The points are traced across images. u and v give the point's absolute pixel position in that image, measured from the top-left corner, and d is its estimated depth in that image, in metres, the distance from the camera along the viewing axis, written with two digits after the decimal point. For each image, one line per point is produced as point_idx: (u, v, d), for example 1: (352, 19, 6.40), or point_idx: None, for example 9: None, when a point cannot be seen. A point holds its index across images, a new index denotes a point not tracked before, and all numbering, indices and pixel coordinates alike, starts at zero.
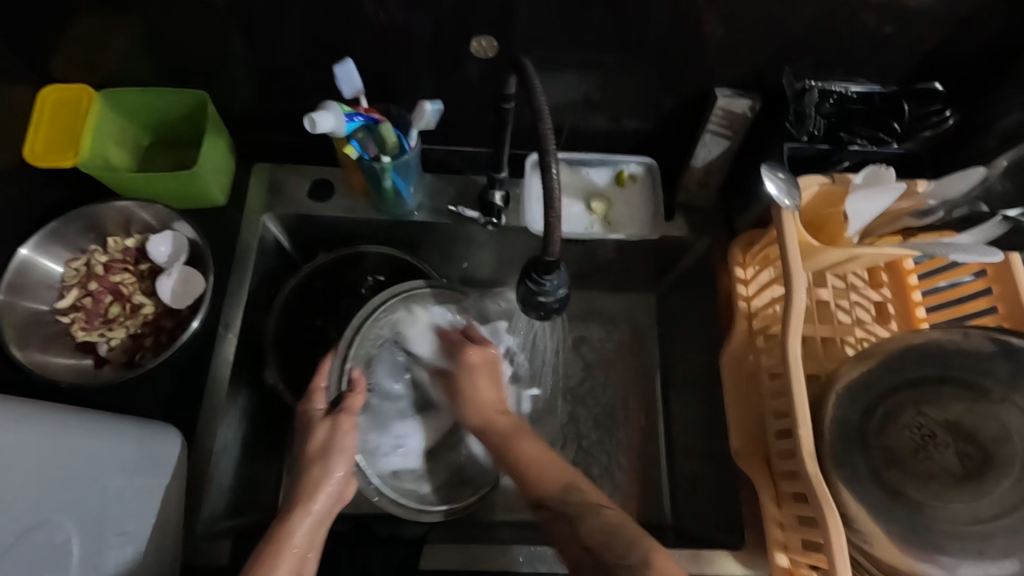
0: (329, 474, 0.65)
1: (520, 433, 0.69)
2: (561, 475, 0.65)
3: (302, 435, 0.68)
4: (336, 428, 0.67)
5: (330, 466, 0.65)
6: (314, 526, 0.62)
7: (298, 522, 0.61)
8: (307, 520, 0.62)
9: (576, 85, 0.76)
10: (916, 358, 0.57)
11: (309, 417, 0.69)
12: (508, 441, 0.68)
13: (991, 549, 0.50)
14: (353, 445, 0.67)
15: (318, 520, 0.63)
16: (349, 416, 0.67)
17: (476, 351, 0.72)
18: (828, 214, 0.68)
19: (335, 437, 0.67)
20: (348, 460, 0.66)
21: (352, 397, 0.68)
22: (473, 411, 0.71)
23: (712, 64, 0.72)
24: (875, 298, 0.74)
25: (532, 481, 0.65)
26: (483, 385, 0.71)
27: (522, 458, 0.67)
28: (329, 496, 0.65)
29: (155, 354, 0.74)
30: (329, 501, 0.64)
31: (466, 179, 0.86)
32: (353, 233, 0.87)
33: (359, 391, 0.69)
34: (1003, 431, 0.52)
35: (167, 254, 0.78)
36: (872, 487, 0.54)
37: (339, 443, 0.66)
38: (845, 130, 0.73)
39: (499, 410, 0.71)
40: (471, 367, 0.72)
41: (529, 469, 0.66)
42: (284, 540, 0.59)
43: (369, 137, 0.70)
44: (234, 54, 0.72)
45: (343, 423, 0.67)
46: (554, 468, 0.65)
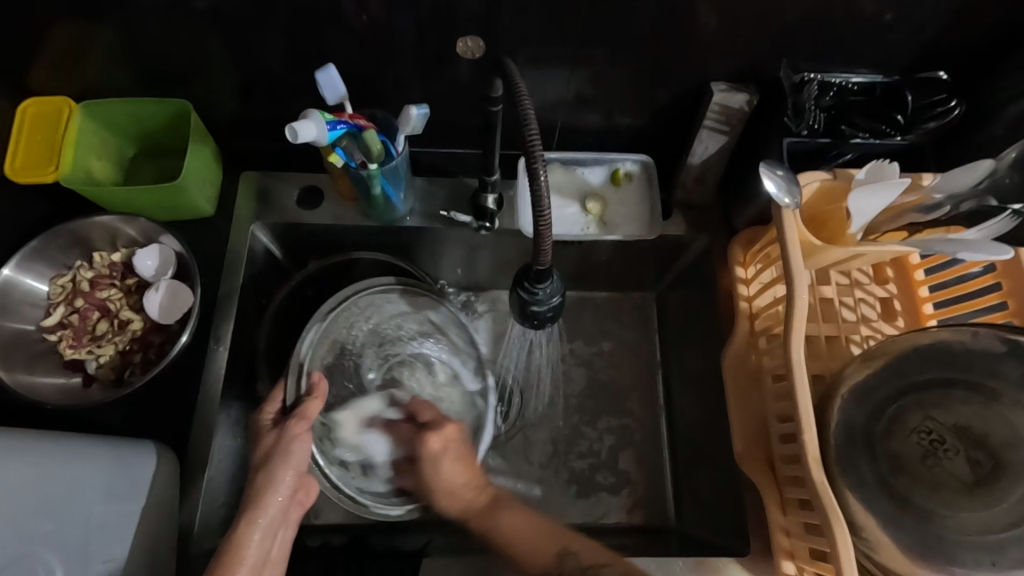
0: (273, 482, 0.66)
1: (502, 507, 0.72)
2: (553, 546, 0.67)
3: (253, 443, 0.70)
4: (284, 436, 0.68)
5: (274, 474, 0.66)
6: (264, 536, 0.64)
7: (245, 536, 0.63)
8: (255, 531, 0.64)
9: (568, 81, 0.74)
10: (924, 359, 0.55)
11: (259, 426, 0.70)
12: (489, 521, 0.71)
13: (1003, 560, 0.48)
14: (302, 453, 0.67)
15: (263, 530, 0.64)
16: (300, 423, 0.68)
17: (434, 437, 0.72)
18: (830, 210, 0.66)
19: (281, 444, 0.67)
20: (294, 470, 0.67)
21: (307, 403, 0.69)
22: (444, 492, 0.73)
23: (705, 58, 0.69)
24: (881, 294, 0.72)
25: (522, 556, 0.67)
26: (450, 466, 0.72)
27: (503, 534, 0.69)
28: (282, 501, 0.67)
29: (143, 370, 0.73)
30: (280, 508, 0.66)
31: (457, 182, 0.85)
32: (343, 240, 0.85)
33: (316, 397, 0.70)
34: (1014, 435, 0.50)
35: (154, 268, 0.76)
36: (879, 494, 0.53)
37: (285, 449, 0.67)
38: (845, 122, 0.70)
39: (472, 486, 0.73)
40: (433, 453, 0.72)
41: (518, 545, 0.68)
42: (236, 550, 0.62)
43: (353, 145, 0.69)
44: (217, 60, 0.71)
45: (292, 429, 0.68)
46: (549, 542, 0.67)
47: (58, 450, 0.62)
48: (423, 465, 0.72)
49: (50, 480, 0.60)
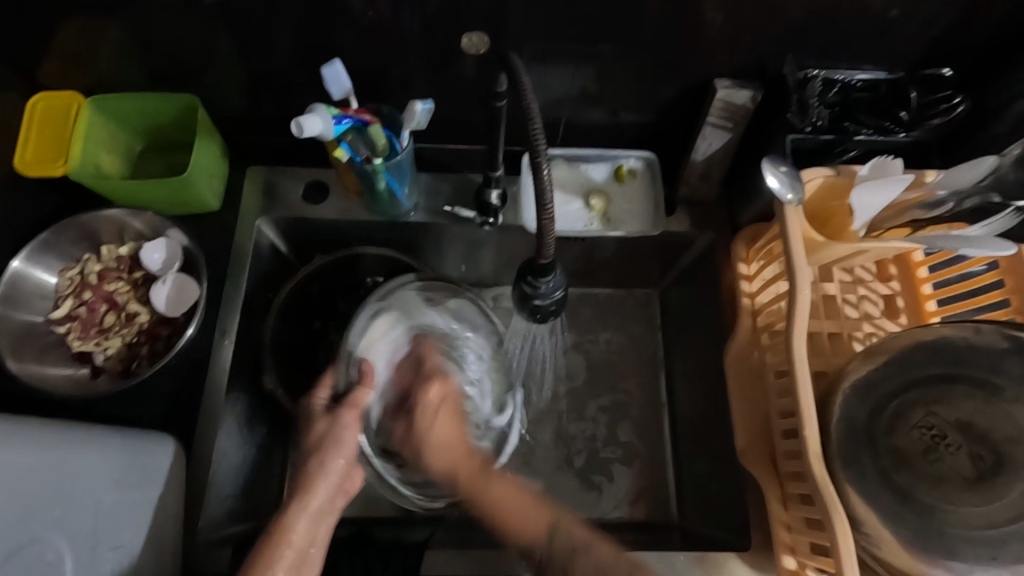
0: (324, 470, 0.65)
1: (493, 476, 0.67)
2: (538, 522, 0.63)
3: (303, 428, 0.68)
4: (337, 424, 0.66)
5: (325, 461, 0.65)
6: (312, 522, 0.63)
7: (293, 520, 0.62)
8: (304, 517, 0.62)
9: (572, 77, 0.74)
10: (927, 355, 0.55)
11: (310, 411, 0.68)
12: (473, 494, 0.66)
13: (1003, 555, 0.48)
14: (353, 441, 0.66)
15: (313, 517, 0.63)
16: (351, 411, 0.67)
17: (435, 389, 0.72)
18: (834, 206, 0.66)
19: (333, 432, 0.66)
20: (346, 457, 0.66)
21: (357, 392, 0.68)
22: (440, 456, 0.69)
23: (709, 54, 0.69)
24: (884, 291, 0.73)
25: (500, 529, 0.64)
26: (443, 421, 0.70)
27: (492, 510, 0.64)
28: (330, 488, 0.65)
29: (150, 362, 0.74)
30: (328, 494, 0.64)
31: (462, 177, 0.85)
32: (349, 235, 0.86)
33: (367, 386, 0.69)
34: (1017, 431, 0.50)
35: (161, 261, 0.77)
36: (881, 490, 0.53)
37: (338, 437, 0.66)
38: (850, 119, 0.70)
39: (458, 450, 0.69)
40: (431, 405, 0.71)
41: (504, 512, 0.64)
42: (284, 533, 0.61)
43: (358, 140, 0.68)
44: (224, 56, 0.71)
45: (343, 418, 0.67)
46: (534, 516, 0.63)
47: (68, 440, 0.62)
48: (418, 415, 0.71)
49: (59, 469, 0.61)
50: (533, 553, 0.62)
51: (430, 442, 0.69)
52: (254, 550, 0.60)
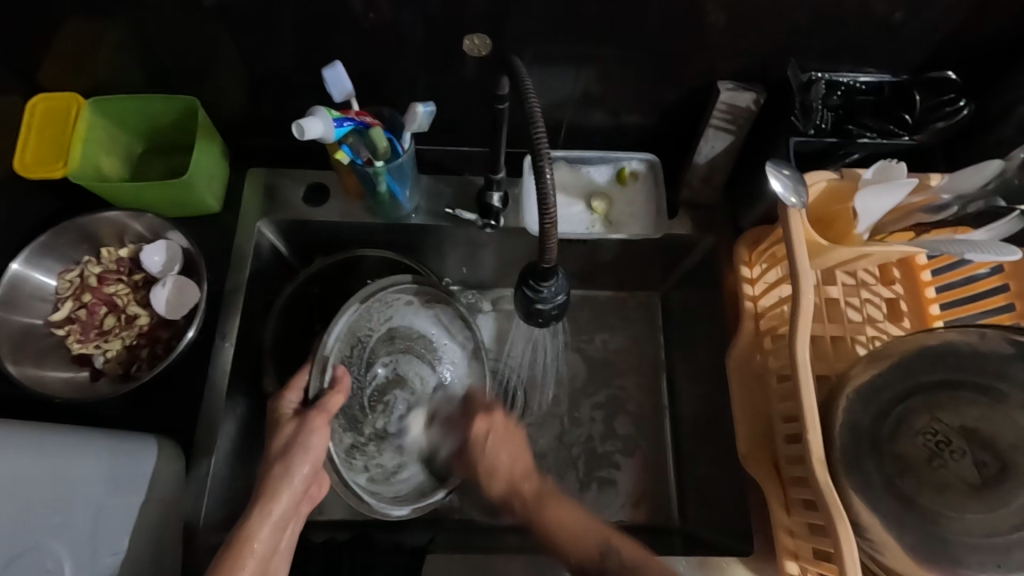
0: (289, 476, 0.65)
1: (546, 499, 0.70)
2: (594, 541, 0.66)
3: (269, 433, 0.68)
4: (305, 428, 0.66)
5: (290, 467, 0.65)
6: (274, 530, 0.63)
7: (256, 525, 0.62)
8: (267, 525, 0.63)
9: (574, 80, 0.74)
10: (931, 361, 0.54)
11: (279, 414, 0.68)
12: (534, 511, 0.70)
13: (1009, 562, 0.48)
14: (320, 447, 0.66)
15: (274, 526, 0.63)
16: (321, 417, 0.67)
17: (481, 421, 0.73)
18: (835, 210, 0.66)
19: (300, 437, 0.66)
20: (312, 463, 0.66)
21: (330, 397, 0.68)
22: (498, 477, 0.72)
23: (712, 57, 0.69)
24: (887, 295, 0.72)
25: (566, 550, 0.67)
26: (506, 451, 0.72)
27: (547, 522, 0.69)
28: (294, 494, 0.65)
29: (150, 365, 0.73)
30: (290, 503, 0.65)
31: (463, 180, 0.85)
32: (349, 237, 0.85)
33: (340, 391, 0.69)
34: (1022, 437, 0.50)
35: (161, 264, 0.76)
36: (884, 496, 0.53)
37: (304, 443, 0.66)
38: (853, 122, 0.70)
39: (521, 468, 0.72)
40: (479, 437, 0.73)
41: (563, 538, 0.67)
42: (246, 541, 0.61)
43: (360, 142, 0.69)
44: (225, 57, 0.71)
45: (312, 422, 0.66)
46: (592, 533, 0.66)
47: (68, 446, 0.62)
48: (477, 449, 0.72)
49: (60, 474, 0.60)
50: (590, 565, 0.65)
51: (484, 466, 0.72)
52: (218, 556, 0.60)
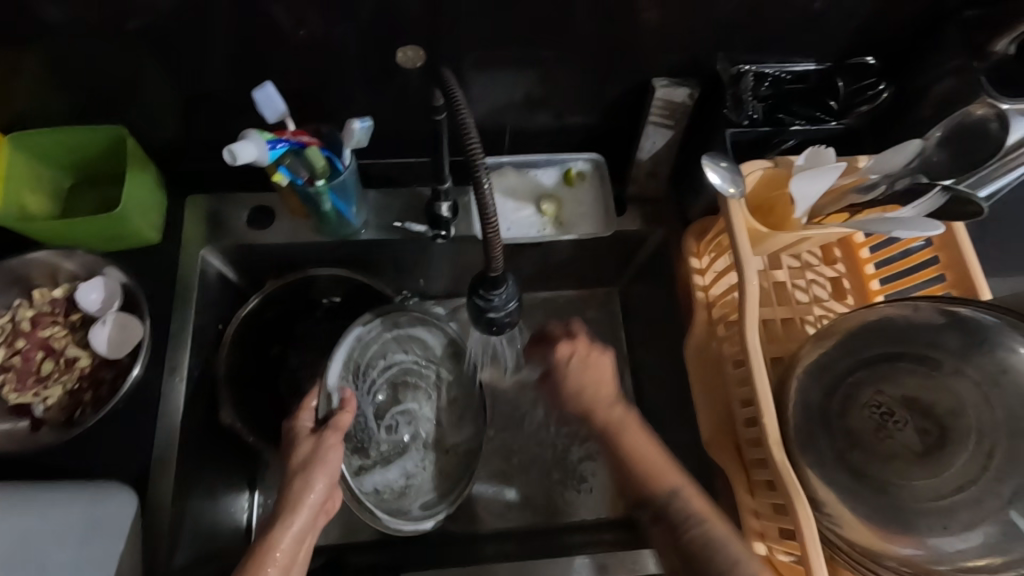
0: (309, 488, 0.63)
1: (626, 426, 0.66)
2: (665, 478, 0.62)
3: (286, 452, 0.67)
4: (321, 445, 0.65)
5: (310, 481, 0.63)
6: (294, 542, 0.60)
7: (277, 537, 0.60)
8: (287, 535, 0.60)
9: (515, 83, 0.74)
10: (873, 336, 0.57)
11: (295, 433, 0.68)
12: (612, 435, 0.66)
13: (954, 523, 0.50)
14: (337, 461, 0.65)
15: (296, 537, 0.61)
16: (333, 433, 0.66)
17: (564, 345, 0.68)
18: (774, 197, 0.68)
19: (317, 453, 0.65)
20: (330, 476, 0.64)
21: (340, 414, 0.68)
22: (585, 399, 0.67)
23: (646, 54, 0.71)
24: (830, 274, 0.75)
25: (636, 481, 0.63)
26: (593, 369, 0.68)
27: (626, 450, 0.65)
28: (313, 508, 0.63)
29: (95, 409, 0.70)
30: (309, 516, 0.62)
31: (412, 193, 0.84)
32: (301, 258, 0.84)
33: (348, 410, 0.69)
34: (957, 404, 0.52)
35: (99, 301, 0.73)
36: (837, 469, 0.55)
37: (321, 457, 0.65)
38: (783, 110, 0.73)
39: (607, 396, 0.67)
40: (563, 359, 0.68)
41: (640, 468, 0.63)
42: (267, 551, 0.59)
43: (297, 162, 0.67)
44: (155, 82, 0.69)
45: (327, 439, 0.66)
46: (665, 474, 0.63)
47: (33, 499, 0.63)
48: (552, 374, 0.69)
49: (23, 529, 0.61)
50: (649, 504, 0.63)
51: (572, 389, 0.68)
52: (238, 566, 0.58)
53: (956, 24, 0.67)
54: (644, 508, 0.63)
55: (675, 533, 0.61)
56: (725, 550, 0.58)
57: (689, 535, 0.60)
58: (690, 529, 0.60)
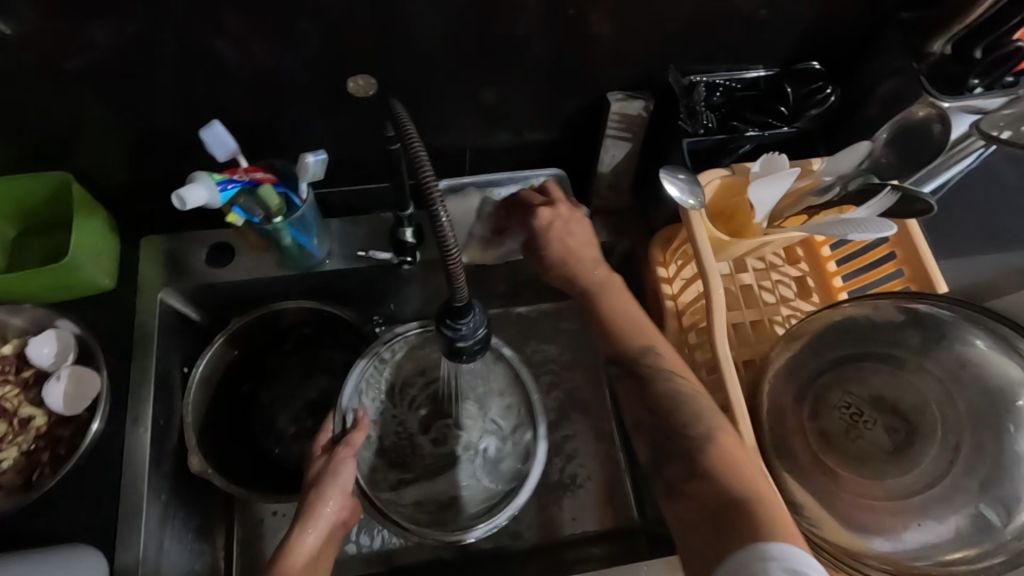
0: (324, 498, 0.64)
1: (606, 287, 0.68)
2: (640, 336, 0.64)
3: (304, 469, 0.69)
4: (333, 460, 0.67)
5: (324, 492, 0.64)
6: (312, 549, 0.61)
7: (297, 542, 0.60)
8: (306, 537, 0.61)
9: (471, 104, 0.73)
10: (839, 336, 0.58)
11: (312, 452, 0.70)
12: (591, 295, 0.68)
13: (928, 519, 0.50)
14: (350, 475, 0.66)
15: (316, 542, 0.61)
16: (346, 450, 0.68)
17: (546, 210, 0.72)
18: (735, 203, 0.68)
19: (332, 468, 0.66)
20: (344, 488, 0.65)
21: (353, 432, 0.69)
22: (567, 259, 0.70)
23: (599, 68, 0.71)
24: (795, 273, 0.76)
25: (611, 333, 0.65)
26: (575, 233, 0.72)
27: (605, 305, 0.67)
28: (329, 519, 0.64)
29: (54, 469, 0.67)
30: (326, 523, 0.63)
31: (375, 219, 0.83)
32: (264, 291, 0.82)
33: (361, 428, 0.71)
34: (921, 400, 0.53)
35: (53, 355, 0.70)
36: (813, 473, 0.55)
37: (335, 471, 0.66)
38: (737, 118, 0.73)
39: (590, 258, 0.71)
40: (545, 221, 0.72)
41: (612, 322, 0.65)
42: (284, 556, 0.59)
43: (252, 201, 0.66)
44: (98, 124, 0.66)
45: (339, 454, 0.68)
46: (637, 335, 0.64)
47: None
48: (539, 235, 0.72)
49: None
50: (621, 359, 0.63)
51: (551, 249, 0.71)
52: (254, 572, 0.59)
53: (895, 25, 0.69)
54: (615, 366, 0.64)
55: (643, 389, 0.61)
56: (692, 399, 0.59)
57: (654, 385, 0.61)
58: (655, 379, 0.61)
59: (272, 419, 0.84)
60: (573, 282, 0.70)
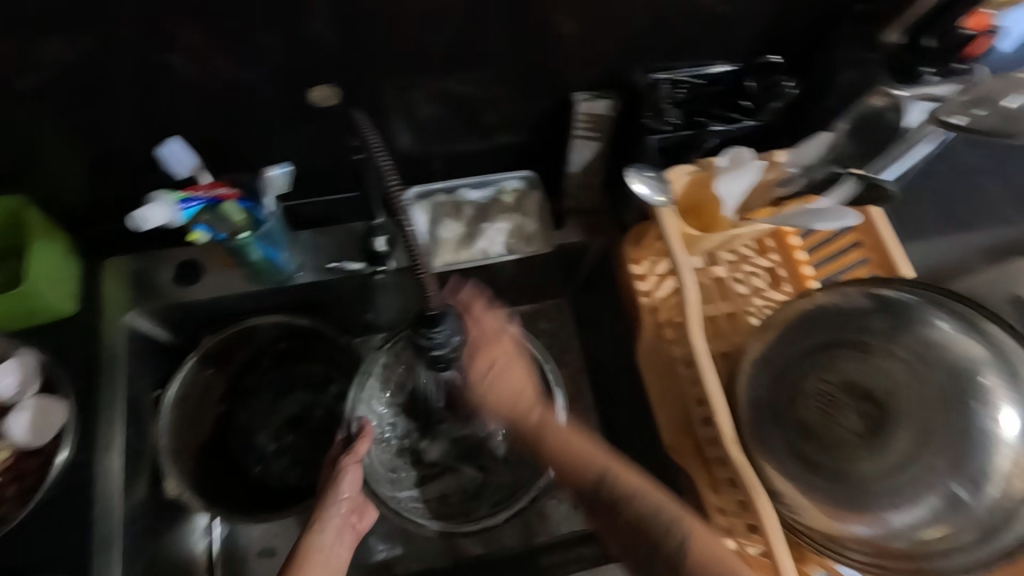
0: (332, 502, 0.69)
1: (549, 428, 0.68)
2: (591, 468, 0.65)
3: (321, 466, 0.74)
4: (338, 468, 0.70)
5: (333, 495, 0.69)
6: (329, 546, 0.67)
7: (313, 543, 0.67)
8: (319, 541, 0.67)
9: (438, 111, 0.73)
10: (812, 325, 0.59)
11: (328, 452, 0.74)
12: (536, 437, 0.69)
13: (903, 501, 0.51)
14: (356, 479, 0.70)
15: (332, 539, 0.68)
16: (349, 461, 0.70)
17: (484, 353, 0.71)
18: (704, 197, 0.68)
19: (338, 476, 0.70)
20: (354, 489, 0.70)
21: (357, 444, 0.71)
22: (504, 407, 0.70)
23: (563, 70, 0.71)
24: (766, 265, 0.76)
25: (565, 471, 0.66)
26: (508, 374, 0.70)
27: (551, 445, 0.68)
28: (338, 522, 0.69)
29: (22, 503, 0.65)
30: (338, 523, 0.69)
31: (346, 230, 0.82)
32: (236, 309, 0.81)
33: (366, 437, 0.72)
34: (891, 384, 0.54)
35: (14, 386, 0.67)
36: (790, 460, 0.56)
37: (340, 478, 0.70)
38: (702, 113, 0.73)
39: (527, 399, 0.70)
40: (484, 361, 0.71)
41: (565, 456, 0.66)
42: (301, 556, 0.66)
43: (215, 217, 0.66)
44: (51, 147, 0.65)
45: (343, 463, 0.71)
46: (588, 460, 0.65)
47: None
48: (473, 383, 0.71)
49: None
50: (579, 492, 0.65)
51: (485, 394, 0.71)
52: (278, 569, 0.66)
53: (849, 17, 0.70)
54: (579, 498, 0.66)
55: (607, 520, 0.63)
56: (662, 512, 0.61)
57: (624, 514, 0.62)
58: (626, 506, 0.62)
59: (251, 437, 0.83)
60: (514, 425, 0.70)
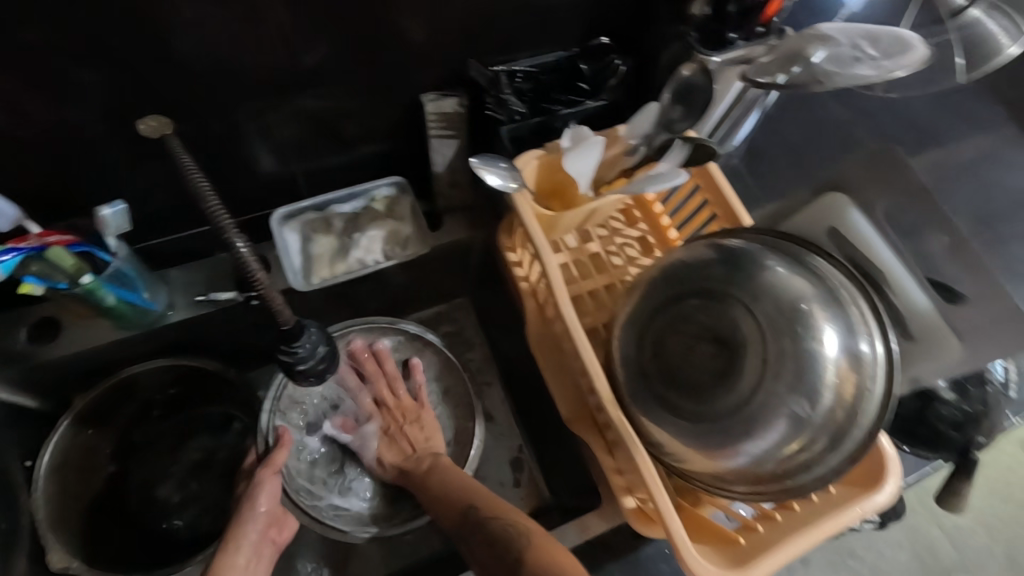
0: (249, 513, 0.68)
1: (431, 473, 0.77)
2: (457, 499, 0.71)
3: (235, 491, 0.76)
4: (255, 480, 0.71)
5: (250, 507, 0.69)
6: (250, 558, 0.67)
7: (229, 560, 0.65)
8: (238, 557, 0.66)
9: (289, 131, 0.73)
10: (664, 281, 0.63)
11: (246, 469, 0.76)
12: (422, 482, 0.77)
13: (756, 428, 0.56)
14: (274, 489, 0.71)
15: (252, 551, 0.67)
16: (267, 470, 0.72)
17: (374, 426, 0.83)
18: (558, 179, 0.72)
19: (255, 488, 0.71)
20: (270, 499, 0.70)
21: (275, 451, 0.74)
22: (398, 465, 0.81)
23: (407, 76, 0.73)
24: (635, 234, 0.80)
25: (437, 508, 0.72)
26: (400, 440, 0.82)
27: (429, 493, 0.75)
28: (256, 535, 0.68)
29: None
30: (257, 532, 0.68)
31: (216, 261, 0.81)
32: (108, 359, 0.77)
33: (284, 444, 0.75)
34: (733, 323, 0.58)
35: None
36: (660, 410, 0.60)
37: (256, 490, 0.70)
38: (546, 100, 0.77)
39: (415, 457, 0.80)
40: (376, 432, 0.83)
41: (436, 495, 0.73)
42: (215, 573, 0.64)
43: (48, 267, 0.63)
44: None
45: (260, 475, 0.71)
46: (462, 496, 0.71)
47: None
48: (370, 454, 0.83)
49: None
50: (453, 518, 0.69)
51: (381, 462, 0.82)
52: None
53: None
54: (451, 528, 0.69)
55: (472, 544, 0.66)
56: (518, 526, 0.64)
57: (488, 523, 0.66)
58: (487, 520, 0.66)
59: (153, 492, 0.80)
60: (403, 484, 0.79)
